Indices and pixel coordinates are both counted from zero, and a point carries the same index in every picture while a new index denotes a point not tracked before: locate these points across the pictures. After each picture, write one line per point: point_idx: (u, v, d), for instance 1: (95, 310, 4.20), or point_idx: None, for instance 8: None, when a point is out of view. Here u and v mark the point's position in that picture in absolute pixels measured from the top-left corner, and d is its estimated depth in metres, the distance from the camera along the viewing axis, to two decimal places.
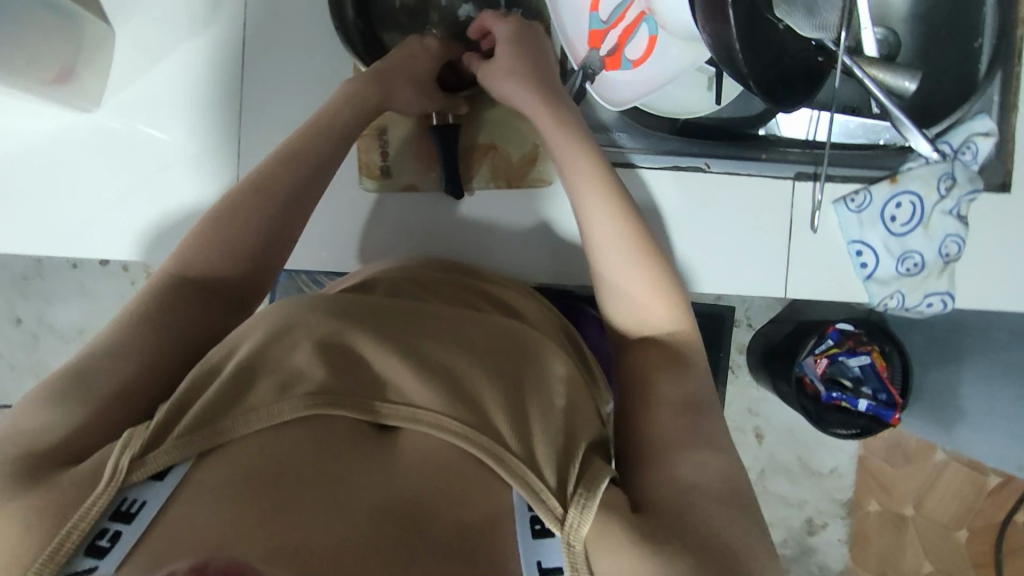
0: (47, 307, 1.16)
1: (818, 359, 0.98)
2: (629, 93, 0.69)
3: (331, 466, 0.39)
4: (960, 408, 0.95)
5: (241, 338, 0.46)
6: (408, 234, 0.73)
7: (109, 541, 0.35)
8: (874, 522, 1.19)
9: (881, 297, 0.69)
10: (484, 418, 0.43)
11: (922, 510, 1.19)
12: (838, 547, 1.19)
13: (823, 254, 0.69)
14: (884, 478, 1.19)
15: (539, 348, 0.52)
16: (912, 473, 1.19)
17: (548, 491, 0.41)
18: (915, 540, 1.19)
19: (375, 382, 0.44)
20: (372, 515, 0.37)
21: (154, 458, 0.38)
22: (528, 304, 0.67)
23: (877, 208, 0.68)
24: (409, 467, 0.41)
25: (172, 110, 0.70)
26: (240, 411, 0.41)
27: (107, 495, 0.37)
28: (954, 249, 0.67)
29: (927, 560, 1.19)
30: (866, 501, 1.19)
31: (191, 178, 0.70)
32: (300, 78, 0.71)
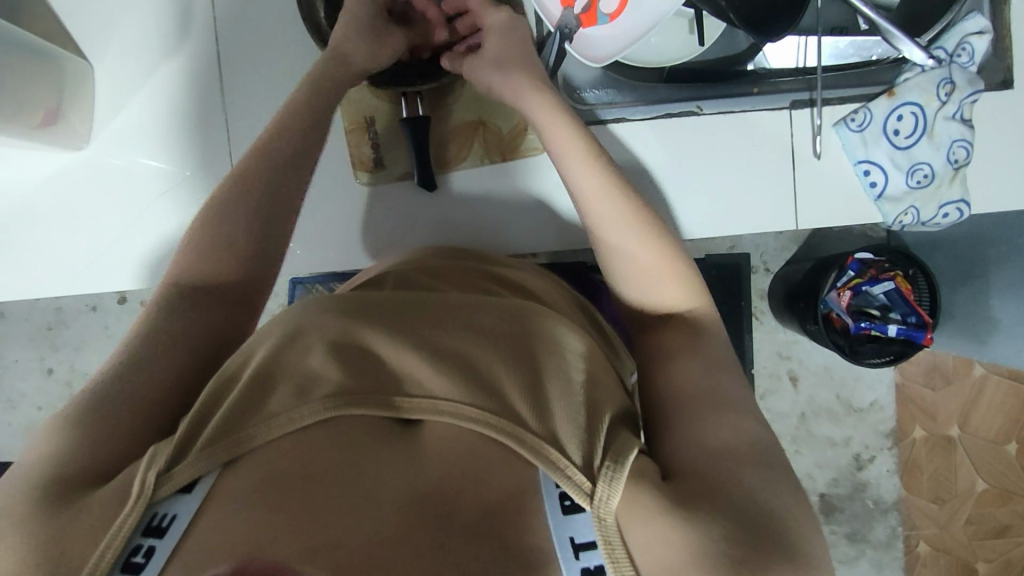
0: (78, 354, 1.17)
1: (842, 291, 0.96)
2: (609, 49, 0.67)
3: (355, 462, 0.39)
4: (993, 318, 0.93)
5: (257, 343, 0.47)
6: (409, 223, 0.72)
7: (143, 556, 0.36)
8: (921, 449, 1.18)
9: (895, 215, 0.68)
10: (503, 400, 0.43)
11: (969, 429, 1.18)
12: (889, 478, 1.18)
13: (828, 179, 0.68)
14: (926, 404, 1.17)
15: (552, 322, 0.51)
16: (953, 394, 1.17)
17: (573, 468, 0.40)
18: (965, 460, 1.18)
19: (392, 378, 0.44)
20: (400, 508, 0.37)
21: (178, 471, 0.39)
22: (534, 280, 0.66)
23: (879, 124, 0.66)
24: (434, 456, 0.40)
25: (157, 134, 0.69)
26: (262, 419, 0.41)
27: (136, 512, 0.38)
28: (963, 154, 0.65)
29: (980, 478, 1.18)
30: (911, 428, 1.17)
31: (185, 199, 0.70)
32: (281, 91, 0.69)
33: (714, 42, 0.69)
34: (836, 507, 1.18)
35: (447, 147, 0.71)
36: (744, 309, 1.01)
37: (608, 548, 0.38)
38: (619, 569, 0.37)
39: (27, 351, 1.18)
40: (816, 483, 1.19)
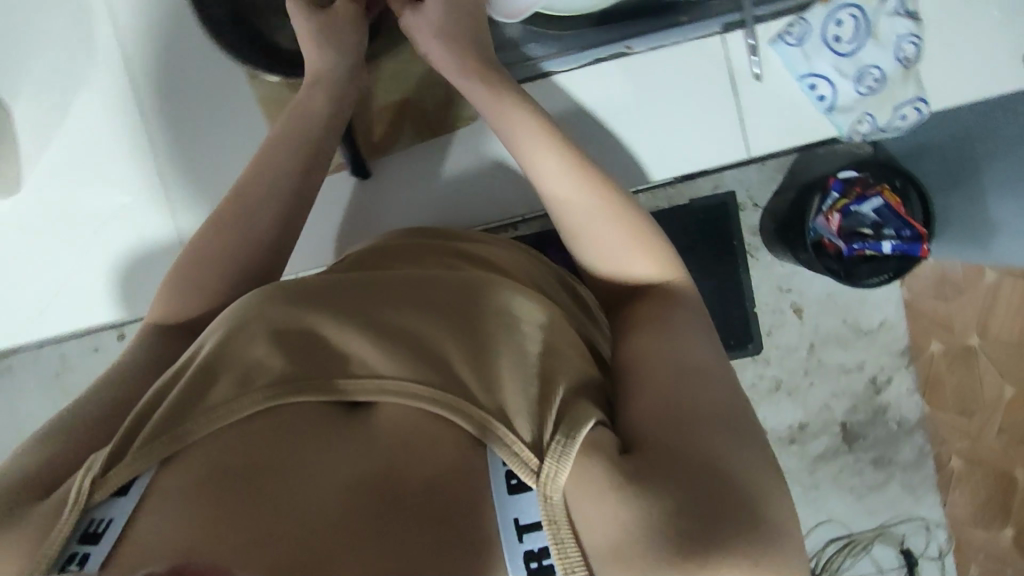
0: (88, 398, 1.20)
1: (829, 215, 0.92)
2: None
3: (290, 456, 0.40)
4: (992, 220, 0.90)
5: (205, 339, 0.48)
6: (382, 212, 0.76)
7: (79, 563, 0.38)
8: (943, 361, 1.17)
9: (850, 123, 0.70)
10: (450, 373, 0.44)
11: (990, 334, 1.18)
12: (909, 397, 1.15)
13: (774, 98, 0.69)
14: (941, 317, 1.17)
15: (501, 290, 0.51)
16: (970, 301, 1.17)
17: (521, 445, 0.41)
18: (988, 367, 1.18)
19: (337, 359, 0.45)
20: (342, 494, 0.39)
21: (113, 476, 0.40)
22: (507, 257, 0.64)
23: (817, 34, 0.69)
24: (377, 439, 0.42)
25: (88, 164, 0.75)
26: (197, 413, 0.42)
27: (73, 518, 0.39)
28: (911, 50, 0.67)
29: (1006, 383, 1.18)
30: (928, 342, 1.16)
31: (128, 220, 0.76)
32: (212, 114, 0.75)
33: None
34: (859, 433, 1.15)
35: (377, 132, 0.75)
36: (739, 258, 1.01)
37: (553, 528, 0.39)
38: (562, 548, 0.38)
39: (41, 400, 1.19)
40: (834, 412, 1.16)
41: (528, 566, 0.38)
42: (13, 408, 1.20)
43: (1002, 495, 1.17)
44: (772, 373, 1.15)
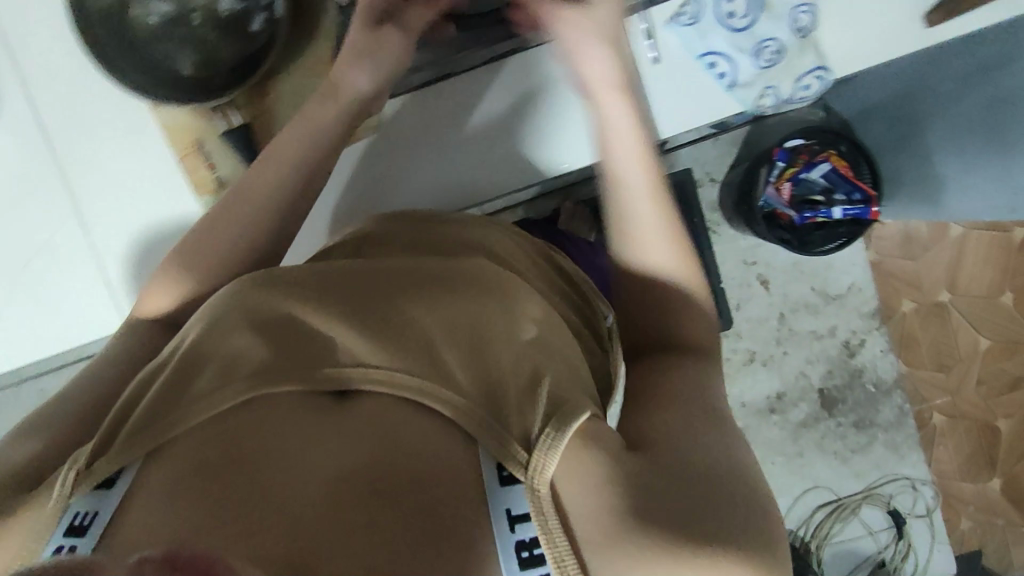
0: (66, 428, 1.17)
1: (779, 185, 0.95)
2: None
3: (267, 450, 0.38)
4: (937, 178, 0.88)
5: (187, 329, 0.46)
6: (380, 194, 0.72)
7: (66, 555, 0.36)
8: (915, 320, 1.19)
9: (754, 98, 0.69)
10: (439, 364, 0.42)
11: (960, 289, 1.20)
12: (884, 358, 1.16)
13: (676, 77, 0.68)
14: (910, 277, 1.19)
15: (489, 278, 0.50)
16: (937, 258, 1.19)
17: (511, 439, 0.39)
18: (962, 323, 1.20)
19: (324, 346, 0.43)
20: (331, 486, 0.37)
21: (96, 468, 0.39)
22: (497, 234, 0.62)
23: (709, 12, 0.67)
24: (366, 425, 0.39)
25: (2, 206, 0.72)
26: (178, 409, 0.40)
27: (57, 513, 0.38)
28: (805, 18, 0.66)
29: (981, 335, 1.19)
30: (900, 302, 1.19)
31: (58, 257, 0.73)
32: (124, 139, 0.71)
33: None
34: (838, 397, 1.15)
35: None
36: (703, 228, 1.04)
37: (542, 518, 0.37)
38: (552, 542, 0.37)
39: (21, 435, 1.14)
40: (811, 378, 1.16)
41: (520, 556, 0.37)
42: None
43: (987, 446, 1.19)
44: (744, 346, 1.16)
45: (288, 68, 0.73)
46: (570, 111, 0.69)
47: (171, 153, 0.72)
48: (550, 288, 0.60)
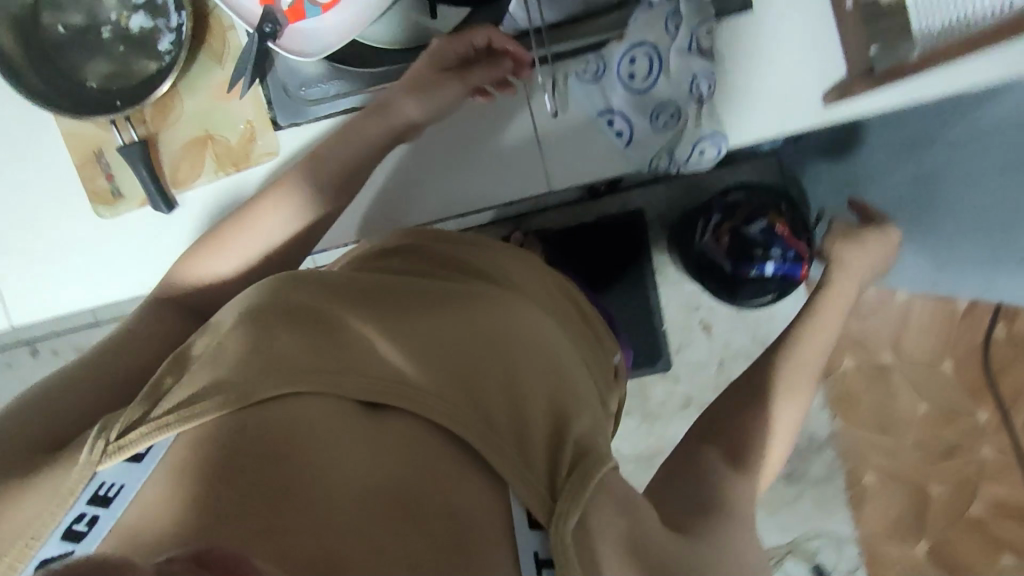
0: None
1: (718, 235, 1.12)
2: (324, 45, 0.79)
3: (308, 446, 0.42)
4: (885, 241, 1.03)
5: (224, 318, 0.51)
6: (388, 206, 0.86)
7: (88, 523, 0.41)
8: (856, 378, 1.23)
9: (654, 155, 0.81)
10: (472, 395, 0.48)
11: (903, 353, 1.23)
12: (819, 413, 1.22)
13: (571, 130, 0.82)
14: (857, 335, 1.24)
15: (507, 322, 0.56)
16: (880, 322, 1.23)
17: (535, 475, 0.46)
18: (904, 386, 1.23)
19: (368, 361, 0.47)
20: (359, 493, 0.41)
21: (129, 441, 0.44)
22: (512, 266, 0.67)
23: (610, 72, 0.80)
24: (391, 439, 0.44)
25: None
26: (214, 395, 0.44)
27: (86, 479, 0.43)
28: (702, 86, 0.77)
29: (920, 401, 1.23)
30: (843, 359, 1.24)
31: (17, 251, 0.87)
32: (49, 155, 0.85)
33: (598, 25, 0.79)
34: None
35: (181, 167, 0.85)
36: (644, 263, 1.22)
37: (563, 562, 0.43)
38: None
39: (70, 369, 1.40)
40: None
41: None
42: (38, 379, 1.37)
43: (918, 513, 1.22)
44: (682, 391, 1.30)
45: (193, 87, 0.84)
46: (500, 159, 0.84)
47: (73, 165, 0.85)
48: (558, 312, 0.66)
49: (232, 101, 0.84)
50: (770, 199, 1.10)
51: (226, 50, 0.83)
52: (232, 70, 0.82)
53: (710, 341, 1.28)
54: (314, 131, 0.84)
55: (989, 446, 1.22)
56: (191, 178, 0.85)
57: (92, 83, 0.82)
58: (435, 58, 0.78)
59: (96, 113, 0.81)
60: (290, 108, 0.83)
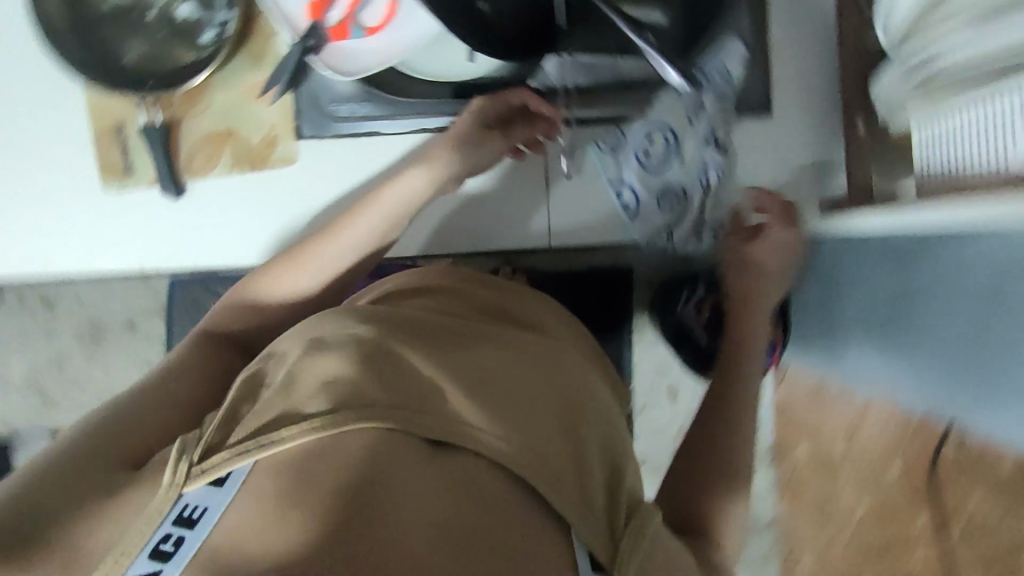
0: (73, 334, 1.64)
1: (699, 307, 1.21)
2: (364, 66, 0.83)
3: (389, 481, 0.43)
4: (840, 341, 1.19)
5: (290, 349, 0.53)
6: (422, 237, 0.90)
7: (173, 544, 0.41)
8: (805, 466, 1.32)
9: (654, 232, 0.89)
10: (534, 441, 0.51)
11: (854, 450, 1.31)
12: (768, 496, 1.32)
13: (583, 188, 0.88)
14: (812, 426, 1.31)
15: (553, 381, 0.59)
16: (836, 418, 1.30)
17: (591, 525, 0.50)
18: (850, 481, 1.31)
19: (430, 400, 0.49)
20: (438, 529, 0.42)
21: (210, 466, 0.44)
22: (546, 316, 0.74)
23: (629, 147, 0.86)
24: (465, 479, 0.46)
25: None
26: (294, 423, 0.45)
27: (168, 501, 0.43)
28: (713, 176, 0.86)
29: (863, 497, 1.31)
30: (795, 446, 1.32)
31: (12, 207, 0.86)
32: (65, 119, 0.85)
33: (629, 100, 0.86)
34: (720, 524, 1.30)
35: (197, 156, 0.86)
36: (624, 325, 1.29)
37: None
38: None
39: (101, 326, 1.64)
40: None
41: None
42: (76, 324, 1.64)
43: None
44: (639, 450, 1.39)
45: (225, 80, 0.85)
46: (506, 206, 0.89)
47: (89, 134, 0.85)
48: (593, 366, 0.71)
49: (260, 104, 0.85)
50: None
51: (266, 55, 0.85)
52: (266, 74, 0.85)
53: (674, 407, 1.37)
54: (339, 145, 0.87)
55: (921, 552, 1.28)
56: (206, 167, 0.86)
57: (127, 59, 0.83)
58: (475, 113, 0.81)
59: (125, 89, 0.81)
60: (317, 119, 0.86)
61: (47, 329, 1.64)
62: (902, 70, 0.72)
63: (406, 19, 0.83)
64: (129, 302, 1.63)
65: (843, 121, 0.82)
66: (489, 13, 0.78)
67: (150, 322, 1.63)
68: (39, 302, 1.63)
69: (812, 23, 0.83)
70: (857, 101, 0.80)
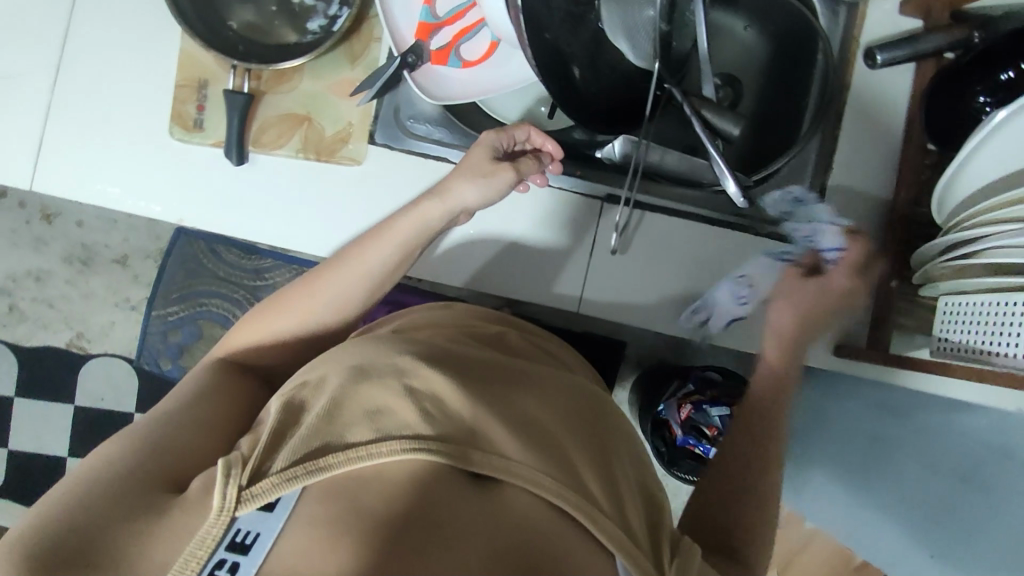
0: (61, 255, 1.62)
1: (682, 404, 1.21)
2: (448, 94, 0.86)
3: (438, 511, 0.47)
4: (807, 470, 1.23)
5: (324, 376, 0.53)
6: (460, 271, 0.92)
7: (228, 571, 0.42)
8: None
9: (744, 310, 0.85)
10: (573, 477, 0.52)
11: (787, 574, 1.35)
12: None
13: (620, 270, 0.90)
14: None
15: (586, 424, 0.61)
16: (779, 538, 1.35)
17: (637, 556, 0.50)
18: None
19: (472, 433, 0.51)
20: (486, 563, 0.45)
21: (259, 492, 0.44)
22: (574, 363, 0.77)
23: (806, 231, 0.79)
24: (512, 515, 0.48)
25: (66, 75, 0.87)
26: (336, 450, 0.47)
27: (220, 525, 0.43)
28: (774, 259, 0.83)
29: None
30: None
31: (77, 130, 0.87)
32: (156, 61, 0.87)
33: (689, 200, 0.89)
34: None
35: (268, 132, 0.87)
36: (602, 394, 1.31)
37: None
38: None
39: (94, 254, 1.61)
40: None
41: None
42: (70, 246, 1.61)
43: None
44: None
45: (319, 71, 0.88)
46: (544, 264, 0.91)
47: (174, 82, 0.87)
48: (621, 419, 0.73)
49: (346, 103, 0.88)
50: (739, 391, 1.19)
51: (363, 57, 0.88)
52: (360, 77, 0.87)
53: None
54: (402, 160, 0.87)
55: None
56: (272, 144, 0.87)
57: (231, 24, 0.85)
58: (488, 146, 0.75)
59: (225, 52, 0.83)
60: (391, 130, 0.87)
61: (38, 241, 1.62)
62: (939, 246, 0.77)
63: (503, 65, 0.87)
64: (128, 237, 1.60)
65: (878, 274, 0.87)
66: (578, 80, 0.83)
67: (143, 264, 1.60)
68: (39, 214, 1.61)
69: (870, 173, 0.88)
70: (897, 263, 0.84)
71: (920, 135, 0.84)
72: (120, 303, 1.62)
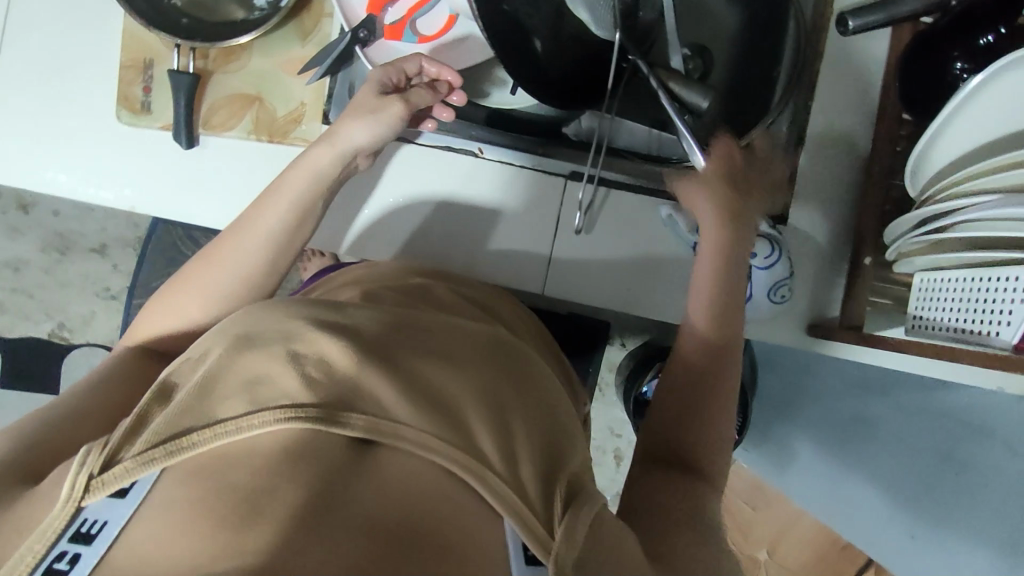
0: (40, 244, 1.60)
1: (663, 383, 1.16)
2: None
3: (305, 475, 0.44)
4: (792, 451, 1.21)
5: (213, 349, 0.51)
6: (425, 245, 0.89)
7: (70, 561, 0.42)
8: None
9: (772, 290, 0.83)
10: (468, 437, 0.49)
11: (776, 555, 1.34)
12: None
13: (583, 251, 0.87)
14: (740, 521, 1.35)
15: (501, 384, 0.58)
16: (767, 518, 1.33)
17: (529, 518, 0.47)
18: None
19: (360, 397, 0.48)
20: (359, 534, 0.42)
21: (111, 479, 0.44)
22: (514, 318, 0.79)
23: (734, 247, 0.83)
24: (390, 482, 0.46)
25: (9, 59, 0.85)
26: (205, 427, 0.45)
27: (64, 517, 0.43)
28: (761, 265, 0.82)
29: None
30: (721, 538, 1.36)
31: (19, 115, 0.84)
32: (101, 42, 0.84)
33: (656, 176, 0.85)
34: None
35: (219, 113, 0.84)
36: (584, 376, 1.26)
37: None
38: None
39: (71, 241, 1.59)
40: None
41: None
42: (48, 235, 1.60)
43: None
44: None
45: (269, 49, 0.85)
46: (504, 250, 0.88)
47: (119, 62, 0.84)
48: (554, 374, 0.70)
49: (297, 81, 0.84)
50: None
51: (314, 33, 0.84)
52: (311, 53, 0.84)
53: (617, 470, 1.41)
54: None
55: None
56: (222, 126, 0.84)
57: (173, 1, 0.82)
58: (374, 83, 0.78)
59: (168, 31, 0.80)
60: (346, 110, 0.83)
61: (16, 231, 1.60)
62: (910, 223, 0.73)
63: (461, 38, 0.83)
64: (104, 224, 1.58)
65: (851, 250, 0.84)
66: (540, 53, 0.80)
67: (121, 252, 1.58)
68: (15, 203, 1.59)
69: (842, 145, 0.86)
70: (870, 239, 0.81)
71: (895, 107, 0.81)
72: (97, 291, 1.59)
